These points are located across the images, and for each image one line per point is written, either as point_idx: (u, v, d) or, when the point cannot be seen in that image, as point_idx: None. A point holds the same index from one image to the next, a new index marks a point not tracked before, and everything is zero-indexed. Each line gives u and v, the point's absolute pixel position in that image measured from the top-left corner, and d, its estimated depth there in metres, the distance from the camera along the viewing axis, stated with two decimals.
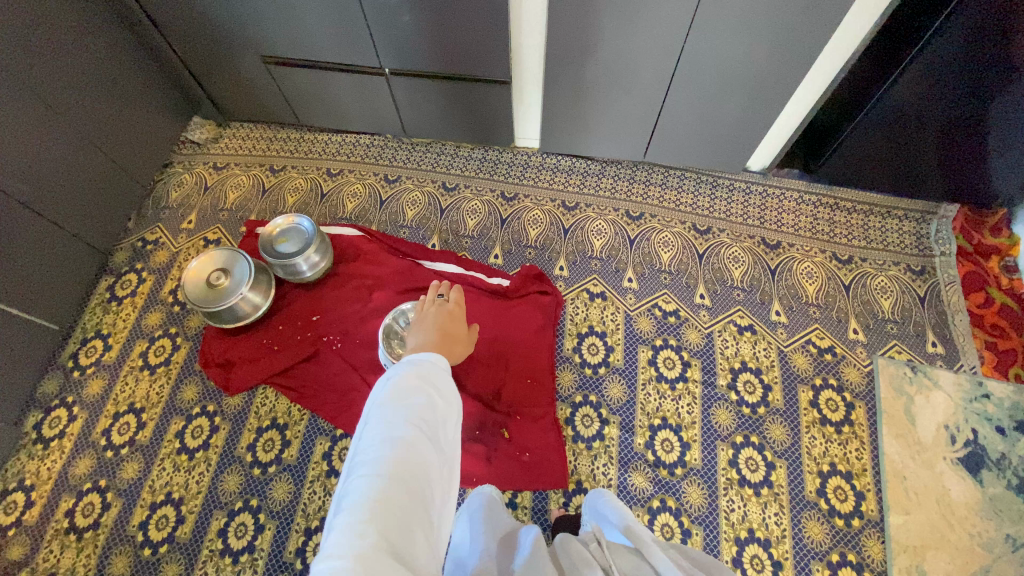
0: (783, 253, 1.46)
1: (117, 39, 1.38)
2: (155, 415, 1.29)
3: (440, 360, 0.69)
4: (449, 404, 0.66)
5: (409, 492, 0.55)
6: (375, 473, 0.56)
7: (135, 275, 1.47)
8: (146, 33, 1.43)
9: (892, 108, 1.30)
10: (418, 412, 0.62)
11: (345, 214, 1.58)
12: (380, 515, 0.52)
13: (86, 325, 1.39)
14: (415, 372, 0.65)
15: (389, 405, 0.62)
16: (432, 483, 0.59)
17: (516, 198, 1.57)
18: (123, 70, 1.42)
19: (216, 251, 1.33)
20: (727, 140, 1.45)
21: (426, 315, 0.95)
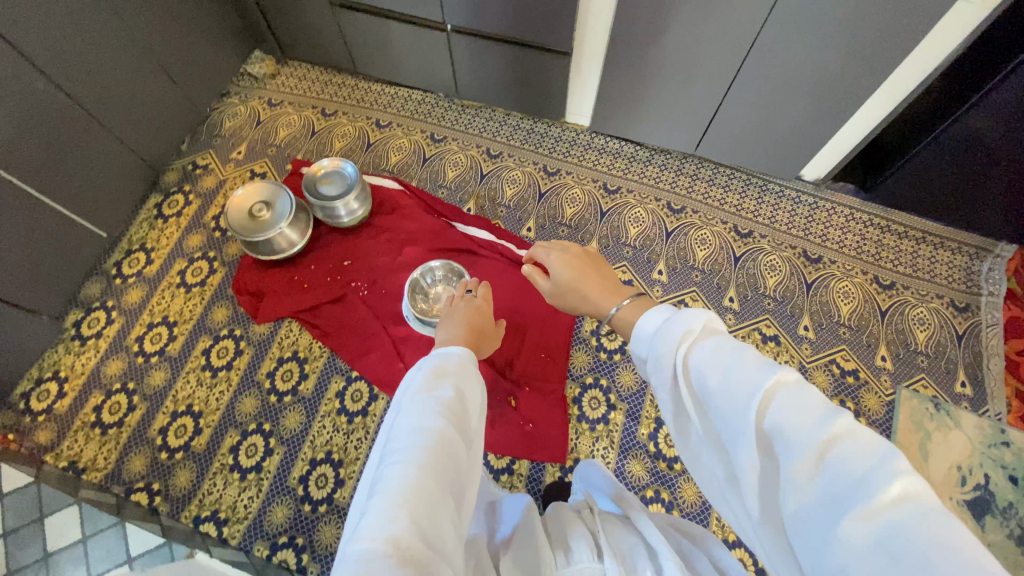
0: (823, 269, 1.42)
1: None
2: (186, 330, 1.36)
3: (466, 355, 0.67)
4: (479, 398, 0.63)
5: (442, 484, 0.51)
6: (409, 459, 0.52)
7: (182, 196, 1.52)
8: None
9: (965, 135, 1.23)
10: (451, 400, 0.59)
11: (388, 167, 1.60)
12: (415, 502, 0.49)
13: (132, 237, 1.46)
14: (444, 365, 0.63)
15: (422, 393, 0.59)
16: (462, 479, 0.55)
17: (558, 173, 1.56)
18: None
19: (262, 184, 1.37)
20: (785, 144, 1.40)
21: (455, 313, 0.95)
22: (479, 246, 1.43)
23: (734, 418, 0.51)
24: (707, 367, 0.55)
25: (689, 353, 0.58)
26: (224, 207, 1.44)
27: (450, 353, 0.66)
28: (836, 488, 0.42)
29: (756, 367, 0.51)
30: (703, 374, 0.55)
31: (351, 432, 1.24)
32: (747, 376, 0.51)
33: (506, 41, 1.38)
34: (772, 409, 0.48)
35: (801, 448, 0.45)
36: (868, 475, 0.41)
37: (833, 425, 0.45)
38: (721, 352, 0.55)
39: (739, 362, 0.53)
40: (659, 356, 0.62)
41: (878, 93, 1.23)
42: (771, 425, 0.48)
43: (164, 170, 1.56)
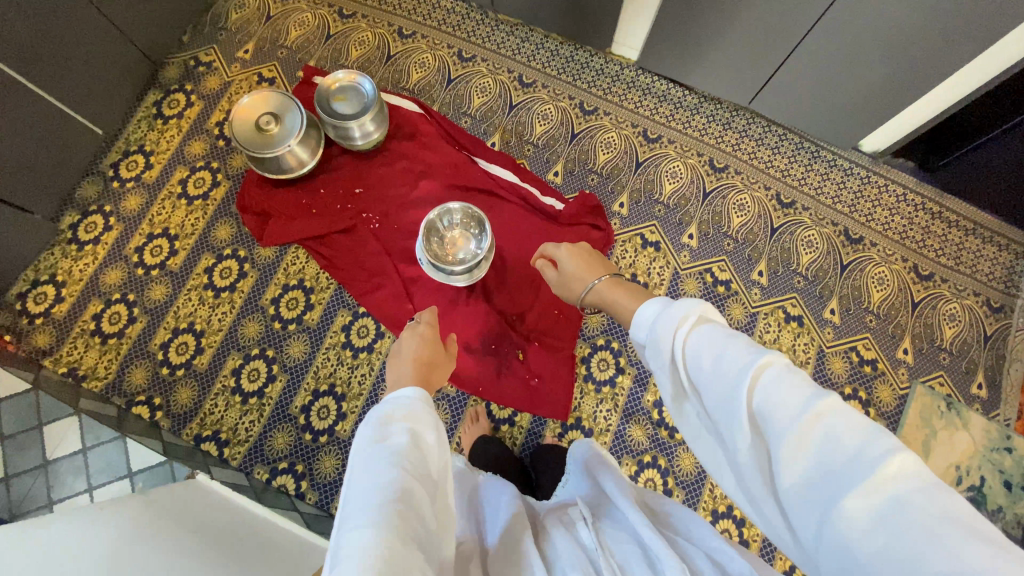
0: (862, 251, 1.34)
1: None
2: (188, 245, 1.30)
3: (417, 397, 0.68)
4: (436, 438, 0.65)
5: (408, 534, 0.53)
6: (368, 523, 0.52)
7: (183, 96, 1.39)
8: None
9: None
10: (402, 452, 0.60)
11: (408, 85, 1.45)
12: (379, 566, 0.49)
13: (130, 137, 1.35)
14: (398, 410, 0.65)
15: (373, 448, 0.59)
16: (426, 525, 0.56)
17: (595, 113, 1.42)
18: None
19: (268, 92, 1.24)
20: (854, 108, 1.25)
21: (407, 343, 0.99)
22: (500, 187, 1.33)
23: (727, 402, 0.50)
24: (701, 353, 0.53)
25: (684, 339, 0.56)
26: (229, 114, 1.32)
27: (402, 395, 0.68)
28: (831, 465, 0.41)
29: (748, 352, 0.50)
30: (697, 359, 0.54)
31: (355, 367, 1.22)
32: (740, 359, 0.49)
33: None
34: (764, 391, 0.47)
35: (794, 429, 0.44)
36: (862, 451, 0.41)
37: (824, 403, 0.44)
38: (713, 338, 0.53)
39: (732, 348, 0.51)
40: (656, 343, 0.60)
41: (970, 69, 1.08)
42: (763, 405, 0.46)
43: (163, 64, 1.41)
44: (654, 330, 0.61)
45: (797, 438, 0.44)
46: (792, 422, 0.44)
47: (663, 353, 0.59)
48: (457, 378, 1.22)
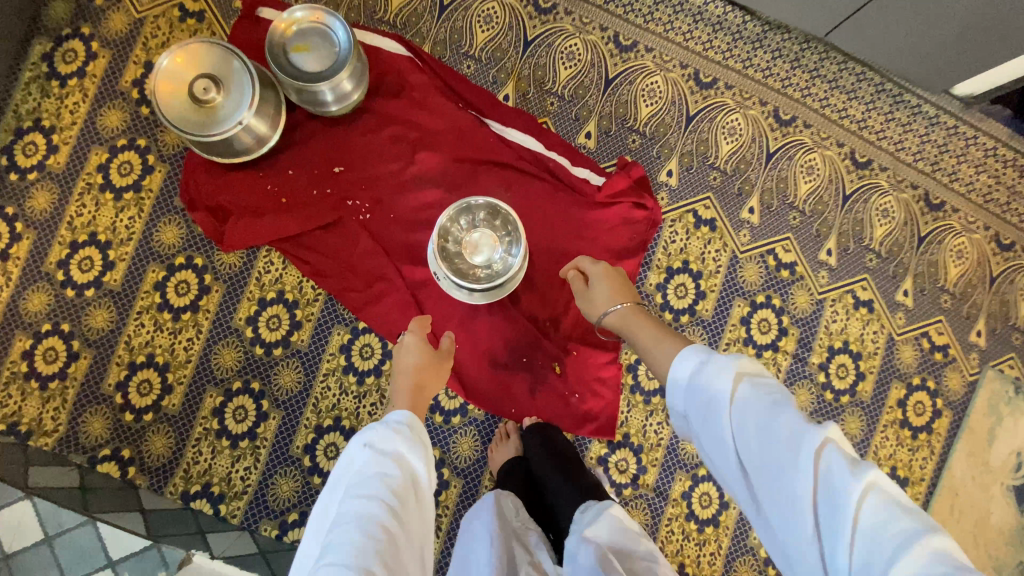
0: (943, 218, 1.15)
1: None
2: (126, 254, 1.02)
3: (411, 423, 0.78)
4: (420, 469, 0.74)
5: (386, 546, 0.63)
6: (358, 526, 0.63)
7: (80, 44, 1.02)
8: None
9: None
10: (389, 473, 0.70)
11: (387, 16, 1.08)
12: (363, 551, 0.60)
13: (17, 107, 1.00)
14: (389, 438, 0.74)
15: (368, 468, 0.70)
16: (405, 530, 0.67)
17: (634, 48, 1.10)
18: None
19: (196, 48, 0.91)
20: (966, 48, 0.98)
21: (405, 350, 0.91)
22: (521, 157, 1.05)
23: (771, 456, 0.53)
24: (746, 410, 0.56)
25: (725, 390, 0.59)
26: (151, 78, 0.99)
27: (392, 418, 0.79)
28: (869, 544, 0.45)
29: (790, 420, 0.53)
30: (738, 412, 0.57)
31: (362, 396, 1.02)
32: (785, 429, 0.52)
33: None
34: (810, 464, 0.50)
35: (834, 502, 0.48)
36: (900, 537, 0.44)
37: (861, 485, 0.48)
38: (756, 394, 0.57)
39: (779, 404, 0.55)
40: (700, 390, 0.62)
41: None
42: (807, 467, 0.50)
43: None
44: (696, 379, 0.63)
45: (839, 498, 0.48)
46: (837, 485, 0.48)
47: (704, 399, 0.61)
48: (483, 400, 1.04)
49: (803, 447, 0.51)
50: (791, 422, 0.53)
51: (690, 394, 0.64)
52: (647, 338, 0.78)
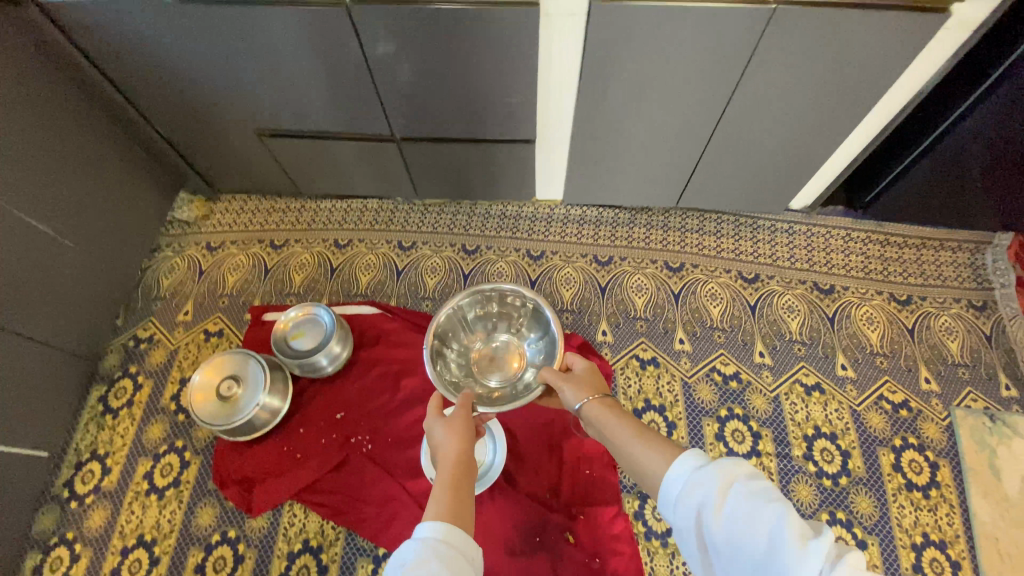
0: (839, 298, 1.36)
1: (101, 129, 1.28)
2: (168, 547, 1.15)
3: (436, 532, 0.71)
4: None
5: None
6: None
7: (130, 382, 1.35)
8: (94, 82, 1.22)
9: (945, 152, 1.23)
10: None
11: (359, 290, 1.43)
12: None
13: (80, 445, 1.26)
14: (422, 557, 0.67)
15: None
16: None
17: (544, 256, 1.46)
18: (107, 164, 1.32)
19: (220, 359, 1.19)
20: (770, 184, 1.35)
21: (439, 439, 0.90)
22: None
23: (771, 562, 0.57)
24: (744, 509, 0.60)
25: (713, 501, 0.63)
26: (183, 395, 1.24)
27: (424, 530, 0.72)
28: None
29: (781, 519, 0.58)
30: (732, 516, 0.61)
31: None
32: (782, 528, 0.57)
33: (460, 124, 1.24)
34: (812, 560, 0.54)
35: None
36: None
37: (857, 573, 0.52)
38: (748, 502, 0.61)
39: (772, 511, 0.59)
40: (688, 495, 0.65)
41: (851, 135, 1.20)
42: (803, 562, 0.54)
43: (102, 355, 1.38)
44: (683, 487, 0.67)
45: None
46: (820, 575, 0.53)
47: (691, 510, 0.64)
48: None
49: (798, 551, 0.55)
50: (782, 529, 0.57)
51: (675, 501, 0.68)
52: (628, 439, 0.80)
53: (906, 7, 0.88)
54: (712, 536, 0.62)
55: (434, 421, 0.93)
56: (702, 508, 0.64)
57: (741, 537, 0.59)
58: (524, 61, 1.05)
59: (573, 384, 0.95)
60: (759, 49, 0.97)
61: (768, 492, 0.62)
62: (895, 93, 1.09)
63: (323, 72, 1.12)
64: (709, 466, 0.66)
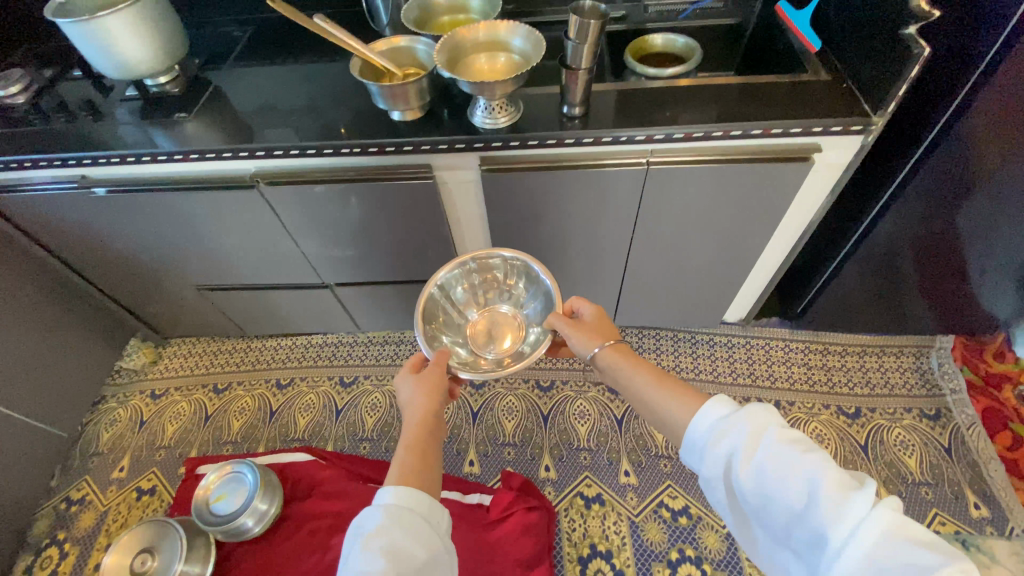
0: (786, 415, 1.32)
1: (47, 296, 1.32)
2: None
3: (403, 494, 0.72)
4: (429, 553, 0.68)
5: None
6: None
7: (58, 551, 1.27)
8: (40, 255, 1.28)
9: (856, 272, 1.24)
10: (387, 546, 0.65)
11: (298, 434, 1.41)
12: None
13: None
14: (384, 518, 0.69)
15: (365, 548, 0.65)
16: None
17: (486, 384, 1.43)
18: (52, 328, 1.34)
19: (140, 531, 1.15)
20: (698, 304, 1.37)
21: (408, 396, 0.90)
22: None
23: (800, 507, 0.56)
24: (775, 458, 0.59)
25: (743, 449, 0.62)
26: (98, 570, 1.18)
27: (382, 496, 0.73)
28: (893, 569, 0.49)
29: (813, 466, 0.57)
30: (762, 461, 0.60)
31: None
32: (815, 476, 0.56)
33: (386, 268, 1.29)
34: (844, 505, 0.53)
35: (866, 534, 0.51)
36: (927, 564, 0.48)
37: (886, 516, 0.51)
38: (780, 450, 0.60)
39: (805, 460, 0.58)
40: (715, 440, 0.65)
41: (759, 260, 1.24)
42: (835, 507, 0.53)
43: (31, 522, 1.32)
44: (707, 438, 0.66)
45: (864, 549, 0.50)
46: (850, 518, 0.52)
47: (719, 459, 0.63)
48: None
49: (831, 496, 0.54)
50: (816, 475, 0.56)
51: (700, 451, 0.66)
52: (647, 386, 0.79)
53: (769, 159, 0.94)
54: (743, 485, 0.61)
55: (408, 381, 0.92)
56: (732, 456, 0.63)
57: (772, 483, 0.58)
58: (433, 218, 1.11)
59: (580, 331, 0.91)
60: (644, 200, 1.03)
61: (800, 440, 0.61)
62: (789, 225, 1.13)
63: (249, 236, 1.18)
64: (737, 414, 0.65)
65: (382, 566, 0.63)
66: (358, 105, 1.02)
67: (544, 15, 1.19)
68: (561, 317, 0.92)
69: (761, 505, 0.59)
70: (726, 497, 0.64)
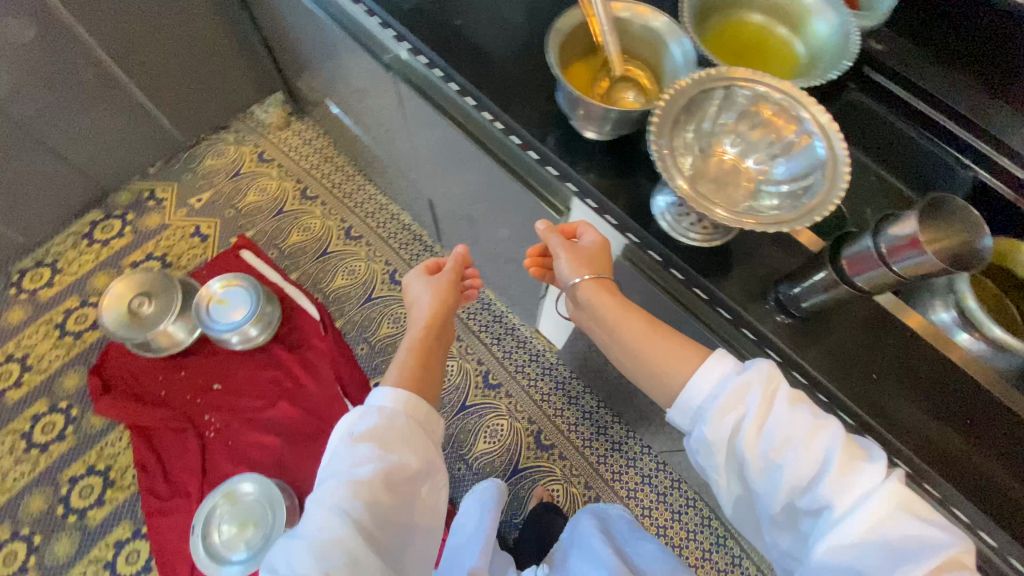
0: None
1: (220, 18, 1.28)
2: (35, 380, 1.27)
3: (407, 402, 0.60)
4: (423, 464, 0.58)
5: (356, 552, 0.50)
6: (332, 516, 0.51)
7: (120, 225, 1.43)
8: None
9: None
10: (381, 455, 0.55)
11: (325, 290, 1.38)
12: (330, 557, 0.49)
13: (50, 250, 1.40)
14: (381, 422, 0.58)
15: (351, 451, 0.55)
16: (391, 514, 0.54)
17: (496, 391, 1.29)
18: (211, 47, 1.33)
19: (136, 276, 1.25)
20: None
21: (417, 297, 0.78)
22: None
23: (811, 479, 0.47)
24: (782, 430, 0.48)
25: (751, 416, 0.50)
26: (113, 289, 1.22)
27: (377, 396, 0.61)
28: (902, 544, 0.43)
29: (825, 440, 0.48)
30: (773, 426, 0.49)
31: None
32: (828, 448, 0.47)
33: (483, 226, 1.07)
34: (858, 478, 0.46)
35: (879, 509, 0.45)
36: (934, 538, 0.43)
37: (898, 491, 0.45)
38: (790, 415, 0.49)
39: (819, 432, 0.48)
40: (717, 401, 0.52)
41: None
42: (855, 483, 0.46)
43: (119, 189, 1.46)
44: (710, 393, 0.53)
45: (876, 521, 0.44)
46: (868, 495, 0.45)
47: (720, 417, 0.51)
48: None
49: (845, 470, 0.46)
50: (834, 448, 0.47)
51: (697, 411, 0.54)
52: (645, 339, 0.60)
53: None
54: (746, 455, 0.50)
55: (415, 279, 0.80)
56: (734, 422, 0.51)
57: (781, 458, 0.48)
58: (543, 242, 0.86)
59: (571, 255, 0.64)
60: None
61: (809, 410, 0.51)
62: None
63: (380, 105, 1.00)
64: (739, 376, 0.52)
65: (370, 471, 0.54)
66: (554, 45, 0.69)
67: (910, 93, 0.71)
68: (555, 233, 0.65)
69: (765, 477, 0.50)
70: (712, 466, 0.53)
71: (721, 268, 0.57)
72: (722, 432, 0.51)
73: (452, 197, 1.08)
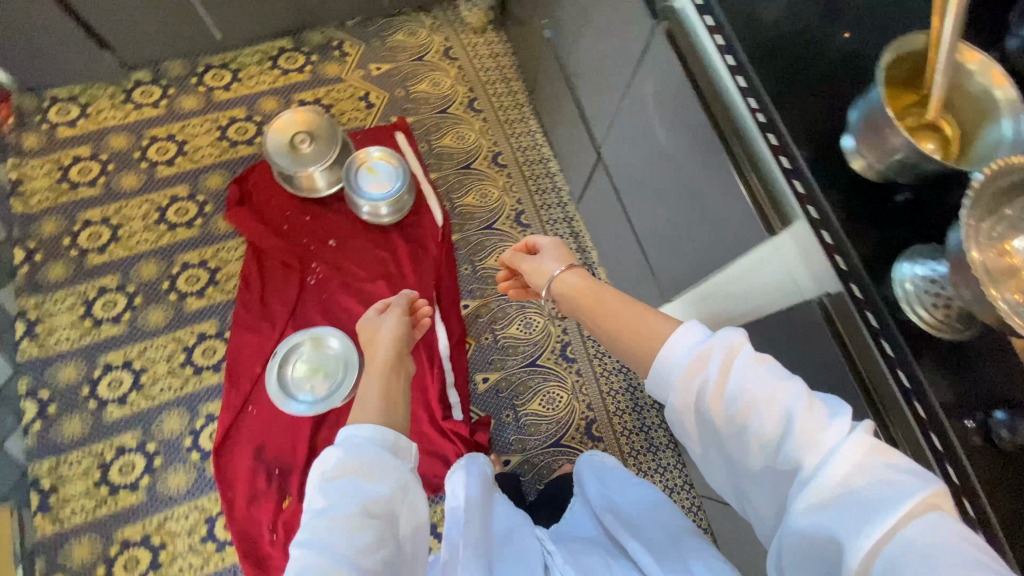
0: None
1: None
2: (185, 167, 1.37)
3: (372, 436, 0.61)
4: (397, 491, 0.57)
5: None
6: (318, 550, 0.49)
7: (303, 61, 1.49)
8: None
9: None
10: (355, 487, 0.54)
11: (455, 201, 1.40)
12: None
13: (237, 57, 1.47)
14: (349, 457, 0.57)
15: (325, 490, 0.54)
16: (377, 543, 0.52)
17: (569, 364, 1.29)
18: None
19: (312, 113, 1.28)
20: None
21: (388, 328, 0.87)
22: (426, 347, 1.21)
23: (775, 439, 0.46)
24: (744, 389, 0.49)
25: (714, 380, 0.51)
26: (287, 113, 1.27)
27: (343, 438, 0.60)
28: (868, 498, 0.41)
29: (787, 398, 0.47)
30: (734, 386, 0.50)
31: (172, 373, 1.21)
32: (791, 405, 0.47)
33: (645, 209, 1.04)
34: (823, 432, 0.44)
35: (842, 462, 0.42)
36: (899, 487, 0.40)
37: (863, 444, 0.43)
38: (751, 372, 0.50)
39: (780, 390, 0.48)
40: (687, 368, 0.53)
41: None
42: (819, 438, 0.44)
43: (315, 28, 1.51)
44: (680, 357, 0.54)
45: (840, 476, 0.42)
46: (831, 449, 0.43)
47: (688, 381, 0.53)
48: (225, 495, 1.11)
49: (806, 422, 0.45)
50: (797, 405, 0.46)
51: (666, 376, 0.55)
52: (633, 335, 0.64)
53: None
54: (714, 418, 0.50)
55: (370, 319, 0.92)
56: (701, 388, 0.52)
57: (746, 421, 0.48)
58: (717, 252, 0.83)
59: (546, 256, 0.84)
60: None
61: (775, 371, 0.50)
62: None
63: (608, 52, 0.97)
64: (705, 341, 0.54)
65: (344, 502, 0.53)
66: (861, 54, 0.61)
67: None
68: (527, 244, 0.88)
69: (734, 440, 0.49)
70: (690, 434, 0.54)
71: (935, 363, 0.54)
72: (691, 398, 0.52)
73: (628, 168, 1.06)
